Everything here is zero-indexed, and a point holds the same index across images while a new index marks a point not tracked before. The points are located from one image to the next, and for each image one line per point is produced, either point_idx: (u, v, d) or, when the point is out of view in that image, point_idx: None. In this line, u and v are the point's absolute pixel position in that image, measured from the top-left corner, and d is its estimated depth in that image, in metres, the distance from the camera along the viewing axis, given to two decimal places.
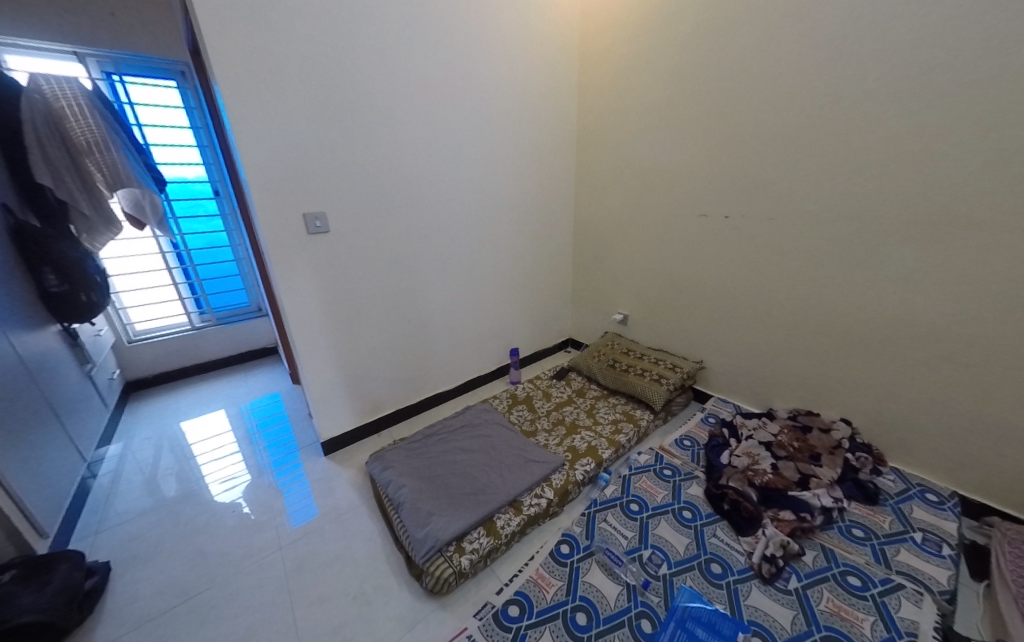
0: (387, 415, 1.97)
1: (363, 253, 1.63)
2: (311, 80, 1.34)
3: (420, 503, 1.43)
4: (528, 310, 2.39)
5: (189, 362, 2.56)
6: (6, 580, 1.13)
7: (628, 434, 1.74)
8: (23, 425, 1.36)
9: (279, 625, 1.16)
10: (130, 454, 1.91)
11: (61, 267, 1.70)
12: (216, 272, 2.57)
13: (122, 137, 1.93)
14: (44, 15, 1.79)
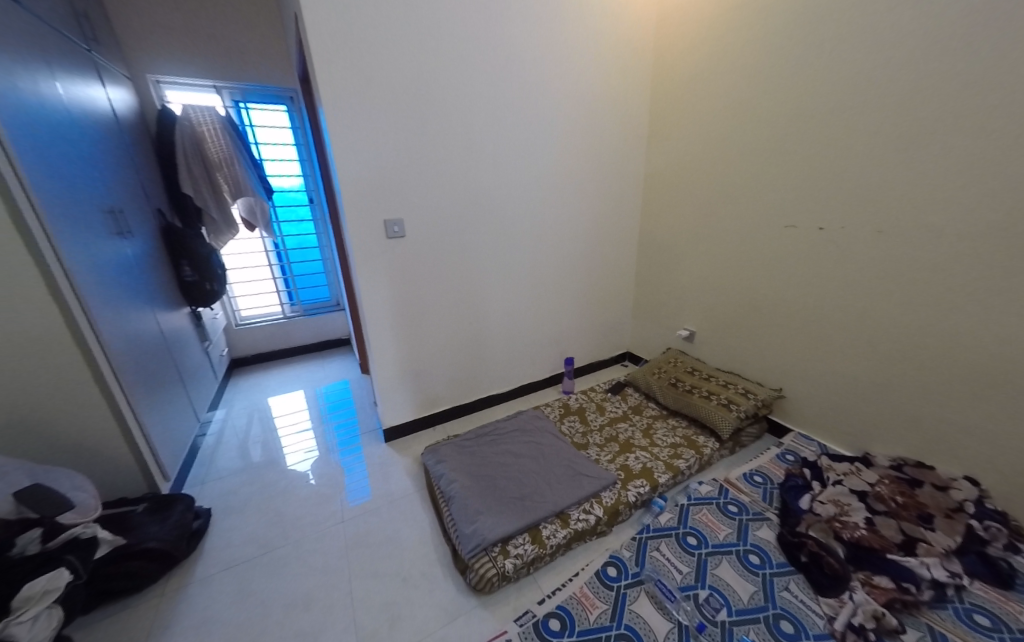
0: (443, 411, 2.05)
1: (432, 256, 1.73)
2: (398, 94, 1.44)
3: (470, 501, 1.47)
4: (587, 319, 2.34)
5: (279, 346, 2.90)
6: (141, 510, 1.39)
7: (688, 461, 1.62)
8: (161, 388, 1.65)
9: (337, 591, 1.26)
10: (230, 420, 2.22)
11: (194, 260, 2.06)
12: (306, 269, 2.90)
13: (244, 154, 2.26)
14: (196, 55, 2.18)
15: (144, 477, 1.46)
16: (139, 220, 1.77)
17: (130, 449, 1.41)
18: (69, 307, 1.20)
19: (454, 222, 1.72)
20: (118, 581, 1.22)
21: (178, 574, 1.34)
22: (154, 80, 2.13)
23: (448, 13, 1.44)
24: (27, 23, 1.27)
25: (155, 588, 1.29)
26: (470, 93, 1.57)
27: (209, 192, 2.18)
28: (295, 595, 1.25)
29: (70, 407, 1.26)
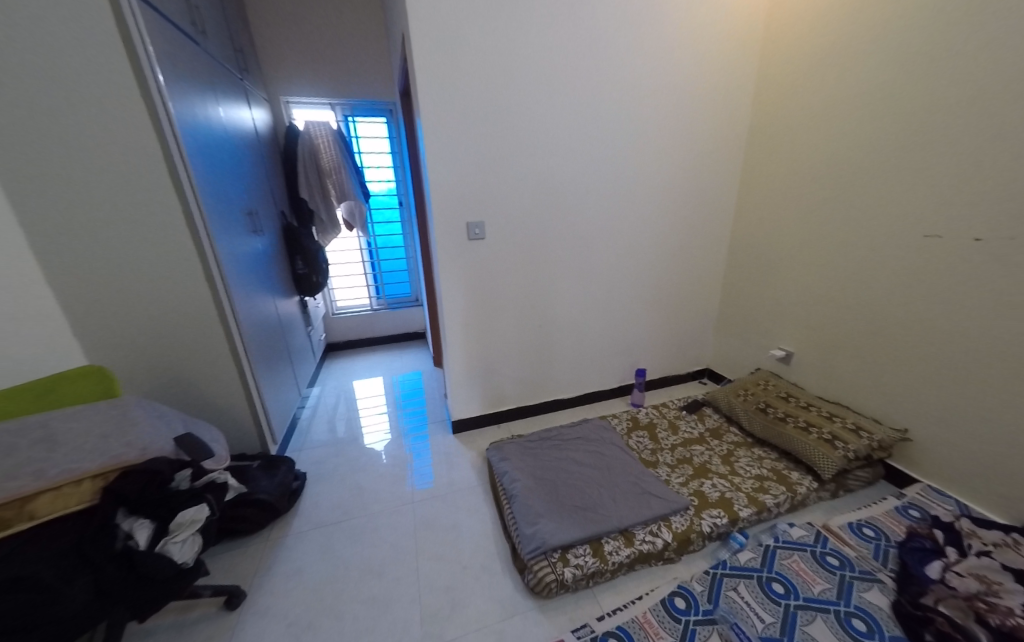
0: (508, 410, 2.10)
1: (509, 259, 1.78)
2: (489, 102, 1.51)
3: (531, 503, 1.48)
4: (663, 330, 2.22)
5: (366, 335, 3.22)
6: (256, 465, 1.65)
7: (775, 497, 1.44)
8: (275, 363, 1.95)
9: (406, 566, 1.37)
10: (323, 398, 2.52)
11: (305, 256, 2.39)
12: (393, 266, 3.17)
13: (349, 162, 2.56)
14: (319, 78, 2.52)
15: (258, 438, 1.72)
16: (268, 221, 2.10)
17: (251, 413, 1.68)
18: (218, 291, 1.47)
19: (533, 227, 1.75)
20: (237, 522, 1.46)
21: (279, 525, 1.56)
22: (284, 100, 2.52)
23: (544, 23, 1.48)
24: (203, 61, 1.58)
25: (261, 534, 1.52)
26: (558, 100, 1.59)
27: (320, 197, 2.51)
28: (370, 562, 1.38)
29: (212, 373, 1.54)
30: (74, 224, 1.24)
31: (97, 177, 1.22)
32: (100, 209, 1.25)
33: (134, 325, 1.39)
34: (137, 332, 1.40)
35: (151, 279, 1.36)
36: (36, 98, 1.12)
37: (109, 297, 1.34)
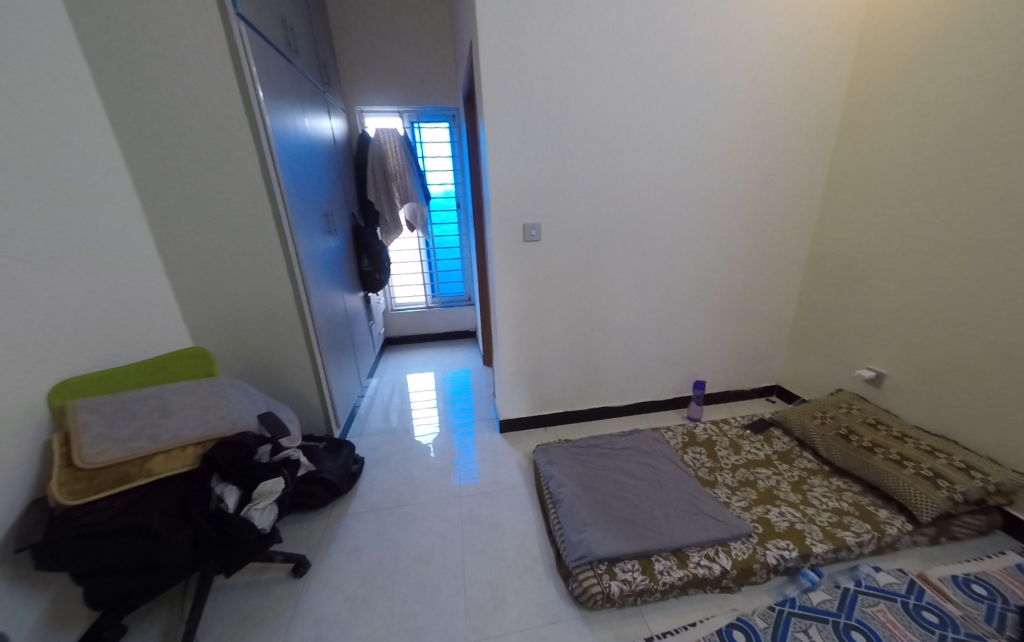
0: (555, 414, 2.08)
1: (564, 262, 1.77)
2: (552, 104, 1.52)
3: (578, 510, 1.46)
4: (726, 341, 2.07)
5: (421, 332, 3.38)
6: (322, 447, 1.80)
7: (857, 535, 1.28)
8: (341, 353, 2.11)
9: (453, 557, 1.41)
10: (380, 388, 2.68)
11: (371, 255, 2.56)
12: (448, 266, 3.28)
13: (414, 166, 2.69)
14: (391, 89, 2.69)
15: (325, 422, 1.87)
16: (341, 222, 2.28)
17: (319, 398, 1.83)
18: (297, 284, 1.62)
19: (590, 230, 1.73)
20: (305, 497, 1.61)
21: (339, 503, 1.69)
22: (359, 109, 2.71)
23: (612, 23, 1.45)
24: (293, 77, 1.75)
25: (324, 511, 1.66)
26: (623, 98, 1.55)
27: (386, 199, 2.67)
28: (420, 549, 1.45)
29: (289, 359, 1.70)
30: (189, 223, 1.44)
31: (208, 183, 1.40)
32: (209, 211, 1.44)
33: (230, 313, 1.58)
34: (232, 319, 1.59)
35: (245, 273, 1.54)
36: (167, 117, 1.32)
37: (211, 288, 1.53)
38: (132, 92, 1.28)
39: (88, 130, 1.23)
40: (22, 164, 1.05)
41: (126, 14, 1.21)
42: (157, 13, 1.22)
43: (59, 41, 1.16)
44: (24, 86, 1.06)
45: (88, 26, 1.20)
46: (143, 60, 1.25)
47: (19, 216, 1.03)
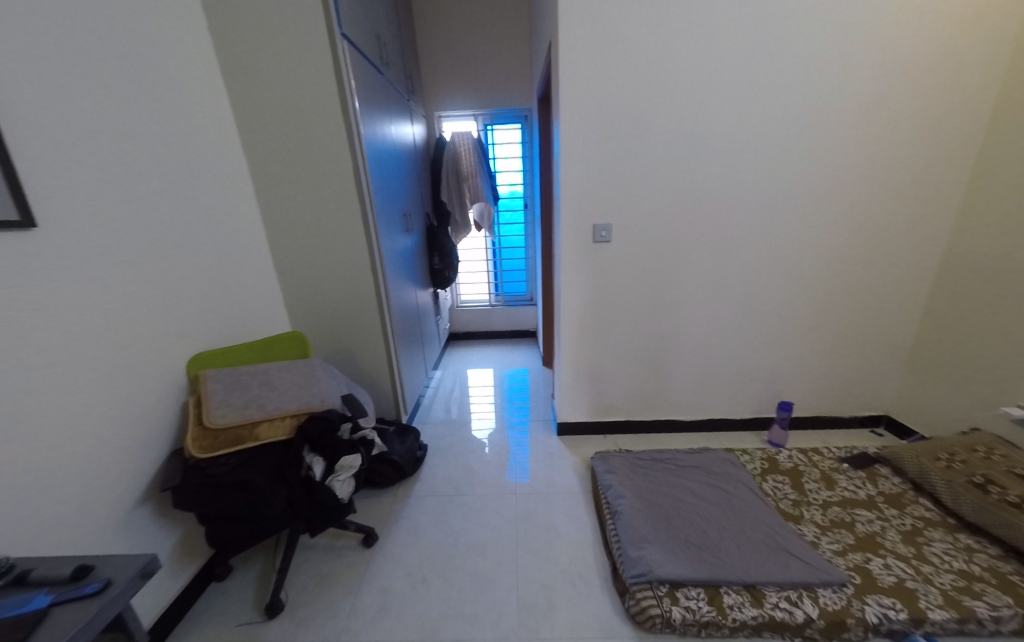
0: (616, 423, 2.01)
1: (635, 264, 1.69)
2: (631, 100, 1.46)
3: (638, 526, 1.39)
4: (819, 360, 1.83)
5: (484, 329, 3.48)
6: (392, 430, 1.94)
7: (993, 608, 1.05)
8: (411, 344, 2.26)
9: (508, 552, 1.43)
10: (444, 381, 2.81)
11: (441, 253, 2.70)
12: (513, 266, 3.32)
13: (484, 168, 2.78)
14: (469, 94, 2.80)
15: (394, 408, 2.01)
16: (417, 222, 2.44)
17: (390, 385, 1.97)
18: (378, 279, 1.76)
19: (666, 231, 1.64)
20: (376, 475, 1.74)
21: (404, 485, 1.80)
22: (437, 115, 2.86)
23: (702, 12, 1.37)
24: (383, 88, 1.91)
25: (391, 490, 1.78)
26: (710, 92, 1.45)
27: (458, 200, 2.79)
28: (476, 539, 1.49)
29: (367, 346, 1.86)
30: (294, 222, 1.64)
31: (310, 186, 1.58)
32: (310, 210, 1.62)
33: (322, 302, 1.77)
34: (323, 307, 1.78)
35: (336, 266, 1.71)
36: (282, 128, 1.51)
37: (309, 279, 1.73)
38: (256, 108, 1.49)
39: (224, 142, 1.45)
40: (180, 171, 1.27)
41: (255, 41, 1.40)
42: (278, 38, 1.40)
43: (207, 69, 1.39)
44: (182, 106, 1.28)
45: (228, 54, 1.42)
46: (267, 80, 1.45)
47: (175, 215, 1.25)
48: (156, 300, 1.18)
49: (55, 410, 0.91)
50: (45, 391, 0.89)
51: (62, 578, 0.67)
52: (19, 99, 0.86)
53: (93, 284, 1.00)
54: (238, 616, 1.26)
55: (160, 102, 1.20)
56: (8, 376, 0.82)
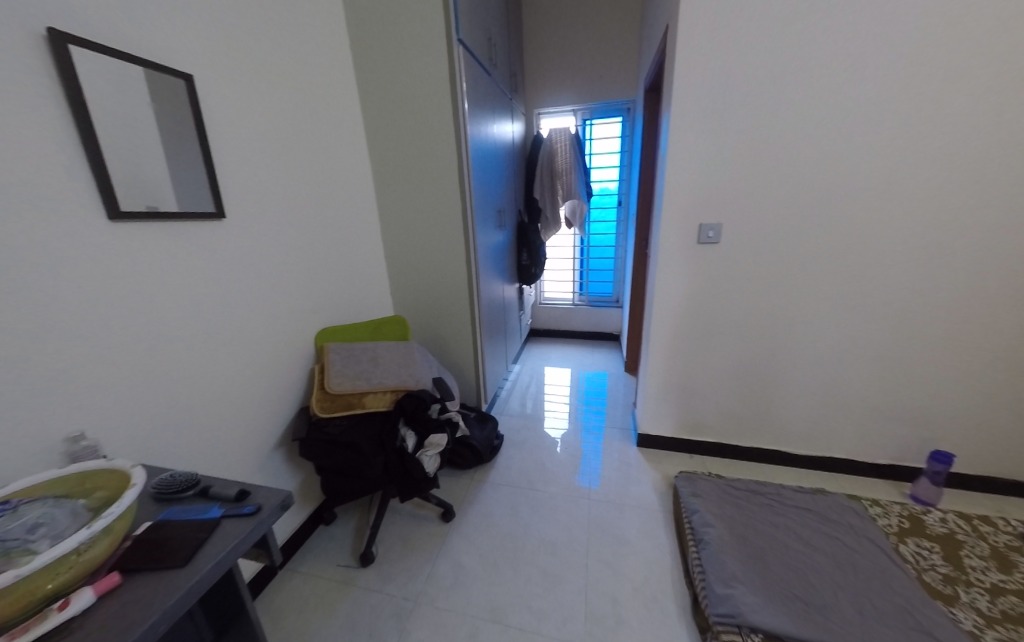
0: (705, 443, 1.82)
1: (747, 270, 1.50)
2: (759, 85, 1.29)
3: (727, 562, 1.25)
4: (994, 403, 1.44)
5: (565, 327, 3.45)
6: (473, 416, 2.04)
7: None
8: (495, 336, 2.33)
9: (577, 556, 1.40)
10: (521, 375, 2.86)
11: (530, 249, 2.74)
12: (600, 266, 3.21)
13: (580, 163, 2.73)
14: (570, 89, 2.77)
15: (476, 395, 2.11)
16: (510, 218, 2.51)
17: (473, 373, 2.06)
18: (471, 272, 1.86)
19: (789, 234, 1.42)
20: (456, 456, 1.86)
21: (479, 471, 1.88)
22: (536, 112, 2.89)
23: None
24: (489, 88, 1.98)
25: (468, 473, 1.88)
26: (865, 68, 1.22)
27: (550, 196, 2.78)
28: (546, 537, 1.49)
29: (456, 334, 1.98)
30: (403, 216, 1.80)
31: (419, 183, 1.73)
32: (418, 205, 1.77)
33: (420, 290, 1.93)
34: (421, 295, 1.94)
35: (435, 257, 1.84)
36: (401, 131, 1.67)
37: (411, 269, 1.90)
38: (380, 113, 1.66)
39: (354, 144, 1.65)
40: (321, 171, 1.47)
41: (385, 53, 1.57)
42: (404, 49, 1.54)
43: (346, 81, 1.59)
44: (326, 115, 1.49)
45: (363, 67, 1.61)
46: (391, 88, 1.61)
47: (315, 207, 1.46)
48: (298, 280, 1.41)
49: (225, 363, 1.14)
50: (219, 347, 1.12)
51: (229, 497, 0.84)
52: (220, 116, 1.08)
53: (256, 263, 1.22)
54: (338, 558, 1.46)
55: (312, 112, 1.41)
56: (199, 331, 1.06)
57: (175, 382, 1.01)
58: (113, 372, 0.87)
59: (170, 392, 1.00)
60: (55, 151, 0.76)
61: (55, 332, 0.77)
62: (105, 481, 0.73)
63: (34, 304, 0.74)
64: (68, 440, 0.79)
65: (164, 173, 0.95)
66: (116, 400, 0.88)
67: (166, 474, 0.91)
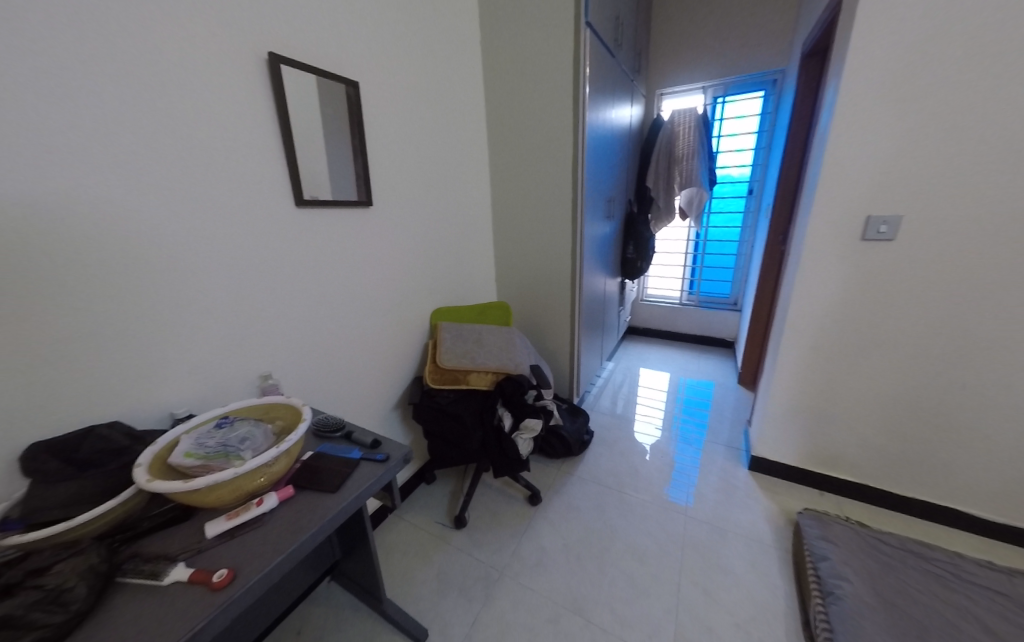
0: (843, 481, 1.50)
1: (935, 275, 1.17)
2: (995, 25, 0.95)
3: (867, 629, 1.01)
4: None
5: (669, 328, 3.18)
6: (564, 407, 2.03)
7: None
8: (593, 329, 2.26)
9: (668, 573, 1.30)
10: (616, 373, 2.74)
11: (637, 243, 2.58)
12: (717, 263, 2.86)
13: (705, 147, 2.43)
14: (702, 63, 2.48)
15: (568, 388, 2.09)
16: (619, 208, 2.38)
17: (567, 365, 2.05)
18: (575, 262, 1.82)
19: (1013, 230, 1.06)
20: (546, 444, 1.88)
21: (567, 463, 1.87)
22: (659, 93, 2.66)
23: None
24: (612, 70, 1.88)
25: (555, 462, 1.89)
26: None
27: (665, 185, 2.54)
28: (633, 543, 1.42)
29: (554, 324, 1.98)
30: (513, 205, 1.85)
31: (533, 172, 1.74)
32: (529, 194, 1.79)
33: (524, 278, 1.98)
34: (523, 283, 1.99)
35: (541, 246, 1.86)
36: (520, 120, 1.69)
37: (518, 257, 1.95)
38: (501, 104, 1.71)
39: (475, 136, 1.73)
40: (447, 162, 1.59)
41: (511, 45, 1.60)
42: (530, 37, 1.55)
43: (473, 75, 1.67)
44: (454, 109, 1.58)
45: (490, 61, 1.67)
46: (514, 79, 1.64)
47: (439, 196, 1.58)
48: (420, 262, 1.55)
49: (361, 331, 1.32)
50: (359, 317, 1.30)
51: (366, 443, 0.99)
52: (372, 115, 1.24)
53: (390, 246, 1.39)
54: (435, 515, 1.61)
55: (443, 107, 1.52)
56: (345, 302, 1.24)
57: (327, 343, 1.20)
58: (286, 329, 1.08)
59: (324, 351, 1.20)
60: (261, 150, 0.95)
61: (254, 292, 0.98)
62: (283, 414, 0.92)
63: (244, 270, 0.95)
64: (260, 378, 1.03)
65: (329, 166, 1.12)
66: (289, 352, 1.09)
67: (320, 416, 1.11)
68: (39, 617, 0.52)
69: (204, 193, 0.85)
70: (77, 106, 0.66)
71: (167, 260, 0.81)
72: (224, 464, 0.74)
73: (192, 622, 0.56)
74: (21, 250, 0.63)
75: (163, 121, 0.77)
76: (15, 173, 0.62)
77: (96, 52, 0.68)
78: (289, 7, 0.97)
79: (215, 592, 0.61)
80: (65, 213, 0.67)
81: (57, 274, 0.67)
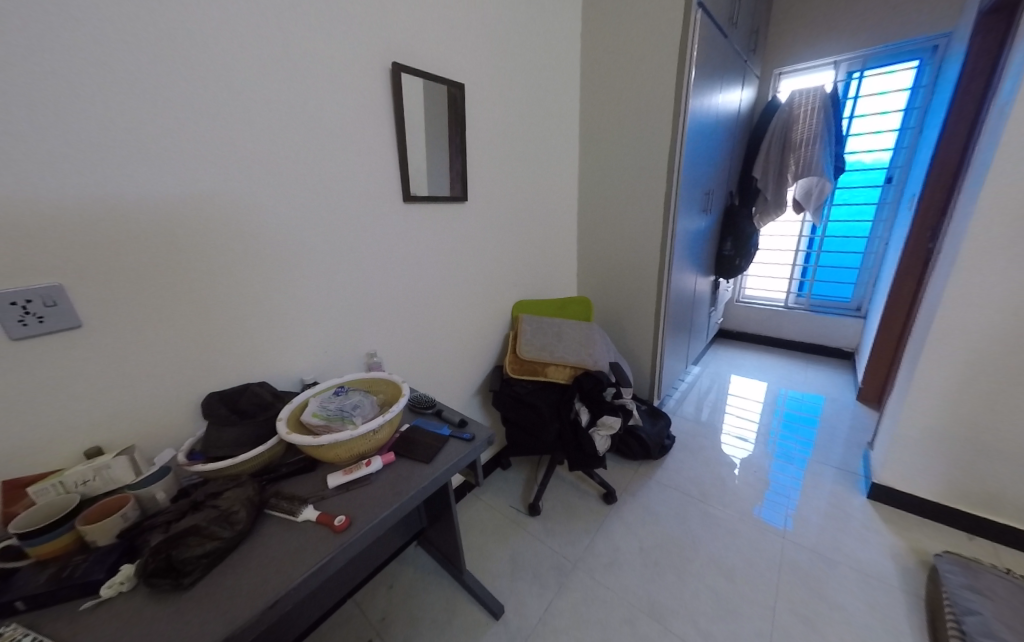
0: (1004, 529, 1.23)
1: None
2: None
3: None
4: None
5: (768, 333, 2.86)
6: (645, 409, 1.95)
7: None
8: (680, 330, 2.13)
9: (759, 596, 1.19)
10: (701, 379, 2.55)
11: (736, 238, 2.34)
12: (837, 262, 2.50)
13: (830, 131, 2.12)
14: (835, 34, 2.16)
15: (649, 390, 2.00)
16: (718, 201, 2.19)
17: (649, 366, 1.96)
18: (665, 259, 1.72)
19: None
20: (625, 444, 1.83)
21: (645, 466, 1.80)
22: (776, 72, 2.38)
23: None
24: (723, 52, 1.73)
25: (632, 464, 1.83)
26: None
27: (775, 175, 2.27)
28: (718, 559, 1.32)
29: (638, 323, 1.90)
30: (602, 198, 1.81)
31: (625, 164, 1.68)
32: (620, 187, 1.74)
33: (608, 273, 1.93)
34: (607, 278, 1.94)
35: (628, 241, 1.79)
36: (614, 112, 1.64)
37: (604, 252, 1.90)
38: (597, 97, 1.68)
39: (568, 131, 1.72)
40: (539, 157, 1.60)
41: (611, 35, 1.56)
42: (633, 25, 1.49)
43: (570, 70, 1.66)
44: (550, 104, 1.59)
45: (588, 53, 1.65)
46: (612, 70, 1.60)
47: (529, 191, 1.61)
48: (507, 256, 1.60)
49: (451, 319, 1.41)
50: (450, 306, 1.39)
51: (454, 421, 1.06)
52: (474, 117, 1.30)
53: (481, 239, 1.45)
54: (509, 499, 1.67)
55: (540, 103, 1.54)
56: (441, 291, 1.34)
57: (423, 328, 1.31)
58: (392, 313, 1.19)
59: (420, 335, 1.30)
60: (381, 154, 1.06)
61: (368, 279, 1.11)
62: (385, 387, 1.03)
63: (362, 259, 1.08)
64: (367, 355, 1.15)
65: (435, 166, 1.21)
66: (393, 334, 1.21)
67: (415, 393, 1.22)
68: (216, 530, 0.65)
69: (335, 191, 0.98)
70: (248, 122, 0.80)
71: (305, 248, 0.95)
72: (340, 426, 0.85)
73: (321, 556, 0.66)
74: (209, 238, 0.79)
75: (309, 131, 0.90)
76: (207, 177, 0.77)
77: (263, 76, 0.81)
78: (411, 22, 1.06)
79: (337, 533, 0.71)
80: (237, 208, 0.82)
81: (231, 259, 0.83)
